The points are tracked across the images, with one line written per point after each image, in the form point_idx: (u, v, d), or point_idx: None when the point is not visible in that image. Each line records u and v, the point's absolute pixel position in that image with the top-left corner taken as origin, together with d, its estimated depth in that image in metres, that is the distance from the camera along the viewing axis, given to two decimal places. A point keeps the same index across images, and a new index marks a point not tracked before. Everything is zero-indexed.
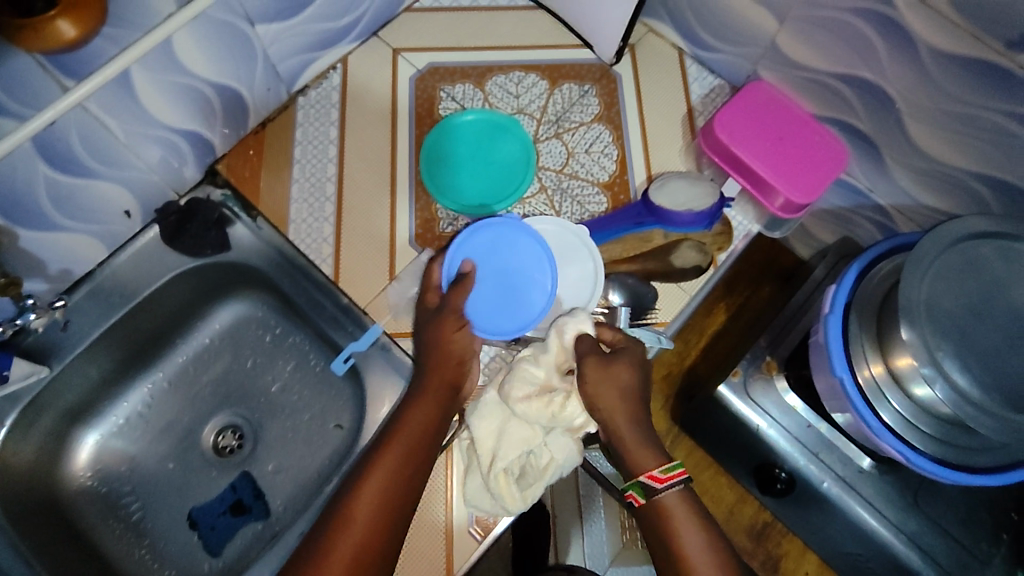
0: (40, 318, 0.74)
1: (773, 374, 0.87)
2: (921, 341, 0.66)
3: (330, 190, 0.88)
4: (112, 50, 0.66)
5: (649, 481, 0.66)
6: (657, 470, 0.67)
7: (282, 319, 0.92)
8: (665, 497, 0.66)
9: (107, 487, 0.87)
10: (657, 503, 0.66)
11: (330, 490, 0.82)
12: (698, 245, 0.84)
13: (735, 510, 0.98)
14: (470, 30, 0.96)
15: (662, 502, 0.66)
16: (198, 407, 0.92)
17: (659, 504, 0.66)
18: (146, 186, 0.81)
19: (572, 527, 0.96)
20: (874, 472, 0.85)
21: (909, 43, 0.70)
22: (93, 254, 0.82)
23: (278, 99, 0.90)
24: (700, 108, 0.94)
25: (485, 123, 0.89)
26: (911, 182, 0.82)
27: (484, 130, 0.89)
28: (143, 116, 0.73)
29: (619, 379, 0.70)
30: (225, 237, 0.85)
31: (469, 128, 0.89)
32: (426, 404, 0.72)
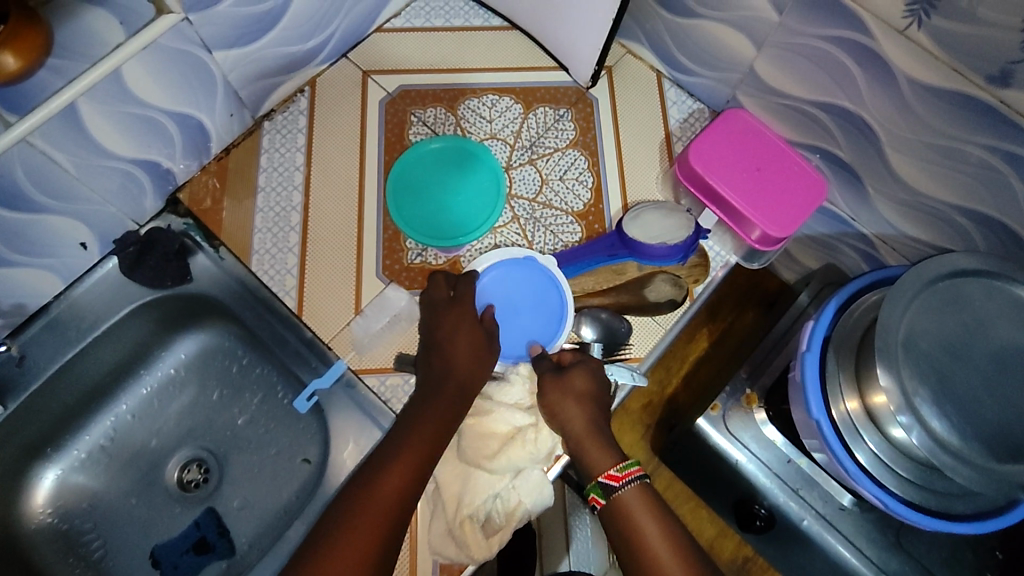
0: None
1: (753, 407, 0.85)
2: (898, 385, 0.63)
3: (296, 220, 0.86)
4: (59, 83, 0.64)
5: (607, 480, 0.62)
6: (614, 468, 0.62)
7: (248, 350, 0.89)
8: (624, 493, 0.61)
9: (68, 524, 0.84)
10: (615, 503, 0.61)
11: (294, 532, 0.79)
12: (673, 279, 0.82)
13: (716, 543, 0.95)
14: (443, 52, 0.94)
15: (621, 504, 0.60)
16: (162, 440, 0.89)
17: (617, 502, 0.61)
18: (103, 217, 0.79)
19: (557, 555, 0.84)
20: (856, 510, 0.82)
21: (888, 74, 0.68)
22: (50, 287, 0.80)
23: (242, 125, 0.87)
24: (679, 134, 0.91)
25: (463, 148, 0.87)
26: (895, 213, 0.80)
27: (464, 153, 0.87)
28: (94, 147, 0.71)
29: (573, 388, 0.68)
30: (187, 266, 0.83)
31: (447, 154, 0.87)
32: (417, 446, 0.64)
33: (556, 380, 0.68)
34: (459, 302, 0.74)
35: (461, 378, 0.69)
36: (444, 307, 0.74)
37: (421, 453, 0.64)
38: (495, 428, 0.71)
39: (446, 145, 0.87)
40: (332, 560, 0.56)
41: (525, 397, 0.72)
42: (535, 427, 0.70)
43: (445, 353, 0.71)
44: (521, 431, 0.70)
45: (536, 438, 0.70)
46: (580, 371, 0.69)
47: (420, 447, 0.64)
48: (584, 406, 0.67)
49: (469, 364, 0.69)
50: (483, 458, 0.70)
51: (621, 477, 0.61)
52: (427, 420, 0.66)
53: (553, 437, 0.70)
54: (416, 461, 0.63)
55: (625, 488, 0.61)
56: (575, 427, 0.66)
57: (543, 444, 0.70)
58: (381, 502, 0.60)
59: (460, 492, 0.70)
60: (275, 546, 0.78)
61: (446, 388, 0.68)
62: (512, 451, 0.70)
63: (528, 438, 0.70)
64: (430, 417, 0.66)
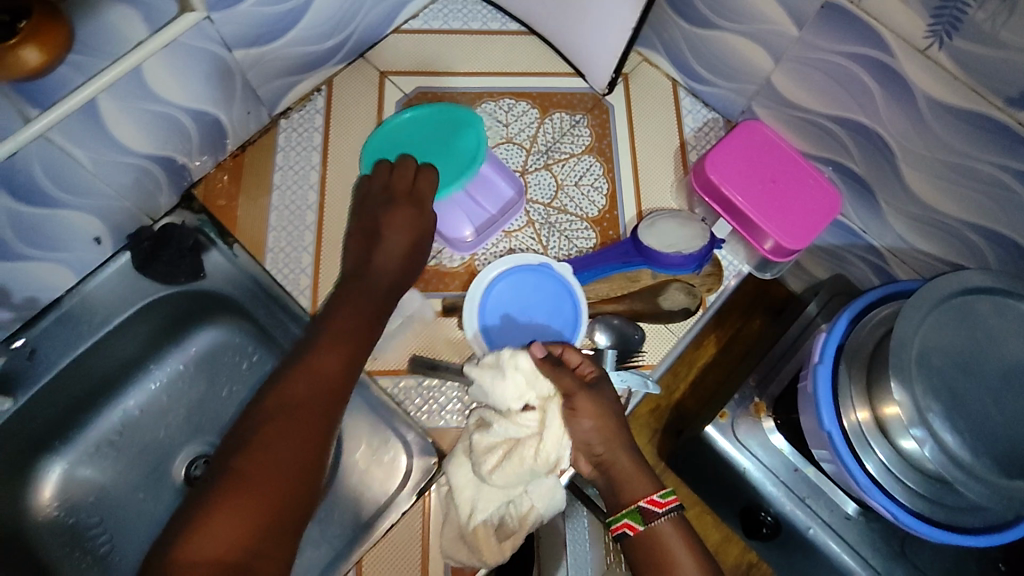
0: None
1: (760, 416, 0.87)
2: (910, 400, 0.64)
3: (311, 219, 0.86)
4: (80, 79, 0.64)
5: (648, 506, 0.63)
6: (656, 494, 0.64)
7: (260, 346, 0.89)
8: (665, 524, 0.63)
9: (74, 518, 0.85)
10: (654, 531, 0.62)
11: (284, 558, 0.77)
12: (687, 287, 0.83)
13: (721, 549, 0.96)
14: (460, 55, 0.94)
15: (657, 529, 0.62)
16: (169, 436, 0.89)
17: (656, 530, 0.62)
18: (118, 212, 0.79)
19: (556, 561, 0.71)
20: (860, 518, 0.83)
21: (906, 91, 0.68)
22: (63, 281, 0.80)
23: (259, 122, 0.87)
24: (694, 142, 0.92)
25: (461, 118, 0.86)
26: (906, 228, 0.81)
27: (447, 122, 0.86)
28: (111, 142, 0.70)
29: (607, 405, 0.67)
30: (200, 263, 0.82)
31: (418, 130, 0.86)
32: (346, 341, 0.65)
33: (593, 395, 0.67)
34: (399, 197, 0.73)
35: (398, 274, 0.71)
36: (380, 197, 0.74)
37: (351, 333, 0.66)
38: (494, 440, 0.69)
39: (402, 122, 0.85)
40: (269, 456, 0.57)
41: (523, 396, 0.68)
42: (536, 438, 0.68)
43: (373, 247, 0.71)
44: (520, 443, 0.68)
45: (538, 449, 0.67)
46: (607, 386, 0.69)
47: (349, 327, 0.67)
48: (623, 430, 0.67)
49: (393, 253, 0.71)
50: (487, 464, 0.69)
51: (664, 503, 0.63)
52: (355, 312, 0.67)
53: (555, 448, 0.67)
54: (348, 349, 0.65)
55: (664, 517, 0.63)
56: (617, 457, 0.66)
57: (547, 455, 0.67)
58: (319, 367, 0.63)
59: (472, 497, 0.71)
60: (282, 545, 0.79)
61: (380, 279, 0.70)
62: (512, 466, 0.67)
63: (525, 453, 0.67)
64: (359, 302, 0.68)
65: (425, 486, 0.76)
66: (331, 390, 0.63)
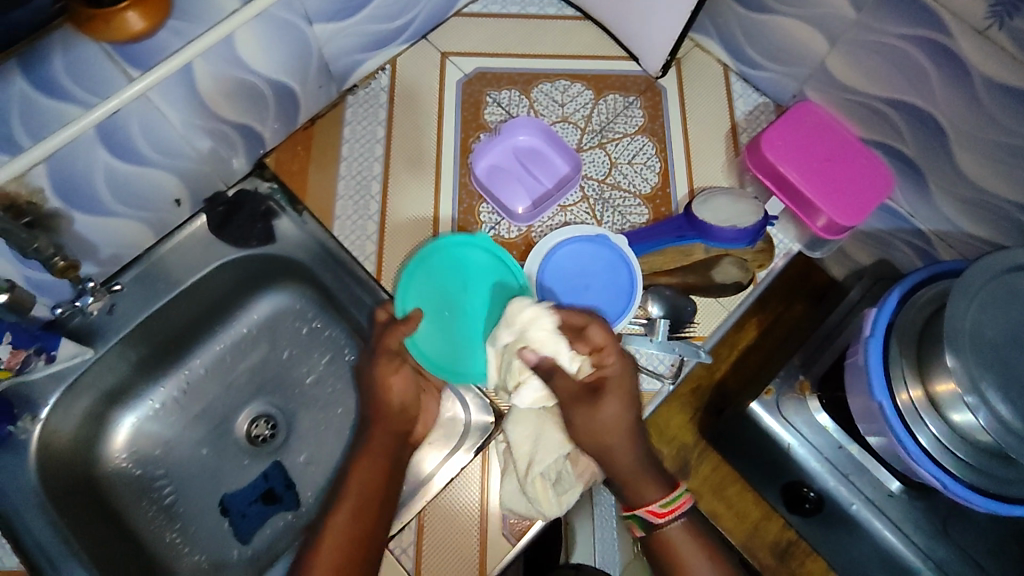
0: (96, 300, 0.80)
1: (806, 395, 0.85)
2: (964, 370, 0.63)
3: (376, 189, 0.90)
4: (176, 44, 0.67)
5: (648, 517, 0.65)
6: (659, 504, 0.65)
7: (320, 312, 0.93)
8: (672, 528, 0.65)
9: (142, 469, 0.89)
10: (657, 534, 0.65)
11: None
12: (739, 262, 0.87)
13: (759, 527, 0.92)
14: (518, 38, 0.97)
15: (663, 536, 0.65)
16: (233, 395, 0.93)
17: (661, 535, 0.65)
18: (196, 176, 0.83)
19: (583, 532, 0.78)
20: (904, 496, 0.83)
21: (963, 72, 0.69)
22: (143, 240, 0.84)
23: (328, 97, 0.91)
24: (744, 125, 0.95)
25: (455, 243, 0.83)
26: (956, 211, 0.80)
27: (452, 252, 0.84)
28: (195, 106, 0.74)
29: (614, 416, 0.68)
30: (271, 229, 0.87)
31: (425, 265, 0.83)
32: (376, 452, 0.73)
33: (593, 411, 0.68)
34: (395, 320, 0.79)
35: (395, 399, 0.76)
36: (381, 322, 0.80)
37: (378, 452, 0.73)
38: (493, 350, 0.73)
39: (422, 251, 0.83)
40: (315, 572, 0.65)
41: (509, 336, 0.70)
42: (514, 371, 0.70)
43: (371, 389, 0.77)
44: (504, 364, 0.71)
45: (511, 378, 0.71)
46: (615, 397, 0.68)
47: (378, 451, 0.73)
48: (626, 440, 0.68)
49: (398, 367, 0.77)
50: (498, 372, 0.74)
51: (663, 515, 0.64)
52: (377, 435, 0.75)
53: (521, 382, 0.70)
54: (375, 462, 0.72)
55: (672, 524, 0.65)
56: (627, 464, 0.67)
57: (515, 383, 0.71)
58: (366, 466, 0.72)
59: (530, 452, 0.74)
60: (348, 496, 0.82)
61: (390, 402, 0.76)
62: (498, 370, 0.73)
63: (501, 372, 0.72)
64: (383, 424, 0.75)
65: (484, 441, 0.80)
66: (359, 517, 0.69)
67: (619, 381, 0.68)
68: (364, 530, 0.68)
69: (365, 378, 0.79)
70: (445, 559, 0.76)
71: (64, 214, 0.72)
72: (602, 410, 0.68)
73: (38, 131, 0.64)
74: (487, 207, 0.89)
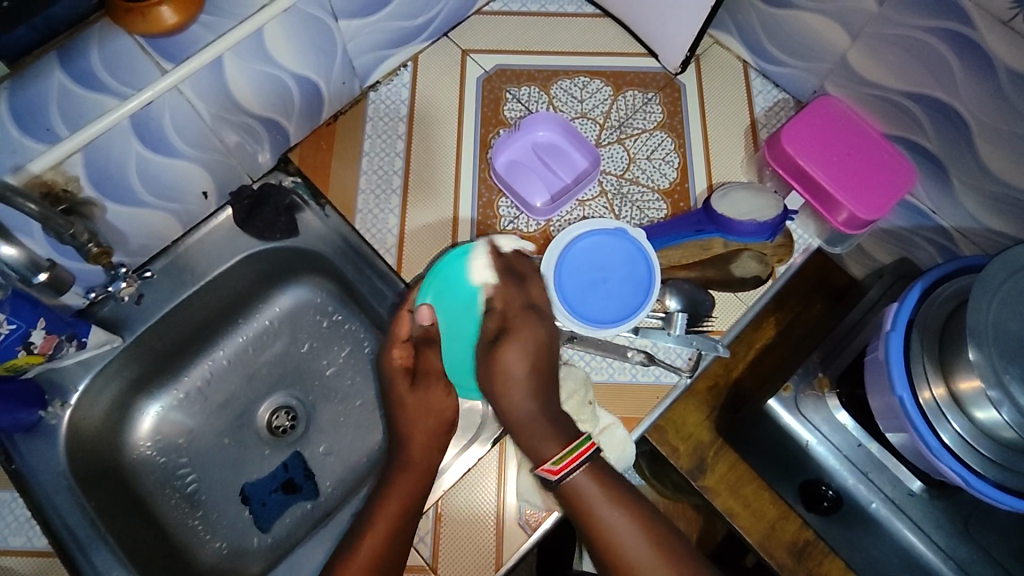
0: (128, 286, 0.80)
1: (825, 392, 0.83)
2: (987, 364, 0.61)
3: (397, 182, 0.91)
4: (208, 38, 0.70)
5: (546, 474, 0.65)
6: (552, 460, 0.65)
7: (341, 306, 0.94)
8: (576, 475, 0.64)
9: (165, 457, 0.90)
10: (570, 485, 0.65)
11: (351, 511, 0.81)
12: (758, 256, 0.88)
13: (776, 526, 0.92)
14: (538, 35, 0.98)
15: (574, 489, 0.64)
16: (255, 386, 0.95)
17: (571, 485, 0.64)
18: (224, 169, 0.86)
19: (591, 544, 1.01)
20: (924, 495, 0.81)
21: (987, 63, 0.68)
22: (170, 232, 0.86)
23: (351, 94, 0.93)
24: (764, 121, 0.95)
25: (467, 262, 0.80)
26: (979, 206, 0.79)
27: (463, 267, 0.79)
28: (222, 99, 0.76)
29: (525, 345, 0.71)
30: (295, 223, 0.89)
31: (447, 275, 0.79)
32: (405, 475, 0.72)
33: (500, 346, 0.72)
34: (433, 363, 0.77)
35: (443, 415, 0.75)
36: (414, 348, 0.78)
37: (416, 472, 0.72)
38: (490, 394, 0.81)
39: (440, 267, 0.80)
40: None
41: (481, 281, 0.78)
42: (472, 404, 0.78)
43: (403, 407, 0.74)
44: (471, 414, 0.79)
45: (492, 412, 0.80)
46: (527, 329, 0.72)
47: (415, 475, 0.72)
48: (527, 383, 0.69)
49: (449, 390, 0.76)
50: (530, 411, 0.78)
51: (558, 471, 0.64)
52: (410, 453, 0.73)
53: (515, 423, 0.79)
54: (412, 482, 0.71)
55: (575, 474, 0.64)
56: (527, 412, 0.68)
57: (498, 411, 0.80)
58: (401, 491, 0.71)
59: None
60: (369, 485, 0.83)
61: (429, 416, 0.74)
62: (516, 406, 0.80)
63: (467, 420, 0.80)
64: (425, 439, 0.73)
65: (500, 434, 0.80)
66: (390, 541, 0.68)
67: (522, 331, 0.72)
68: (387, 552, 0.68)
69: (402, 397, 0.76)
70: (462, 549, 0.76)
71: (98, 203, 0.74)
72: (502, 354, 0.71)
73: (74, 120, 0.67)
74: (506, 201, 0.90)
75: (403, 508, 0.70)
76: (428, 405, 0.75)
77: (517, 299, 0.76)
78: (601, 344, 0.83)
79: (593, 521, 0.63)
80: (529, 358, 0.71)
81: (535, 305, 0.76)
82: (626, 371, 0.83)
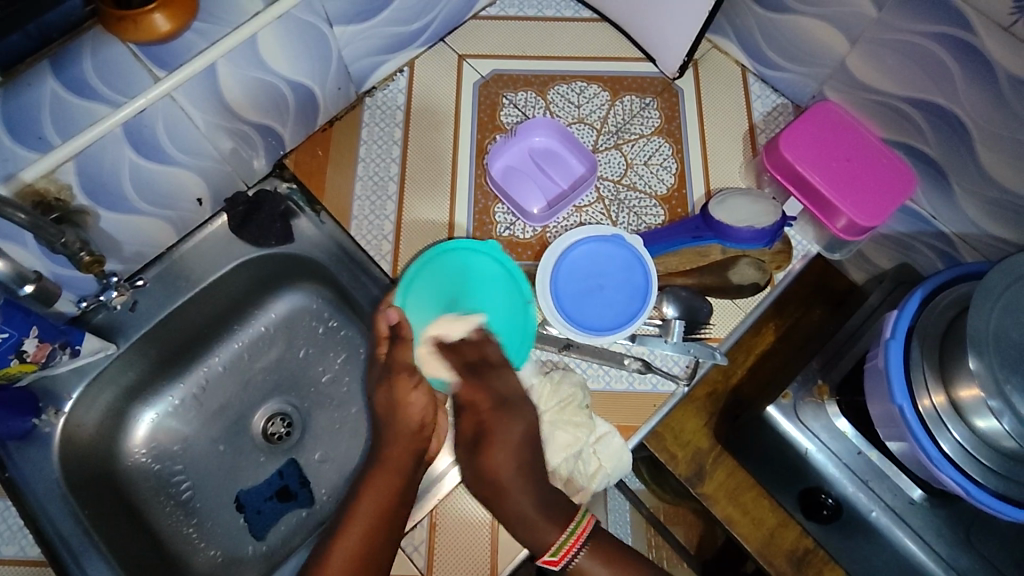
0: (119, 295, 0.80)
1: (825, 400, 0.81)
2: (988, 374, 0.59)
3: (393, 188, 0.91)
4: (201, 45, 0.69)
5: (547, 565, 0.68)
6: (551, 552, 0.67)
7: (336, 312, 0.94)
8: (578, 560, 0.68)
9: (160, 464, 0.90)
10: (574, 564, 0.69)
11: None
12: (757, 262, 0.87)
13: (776, 533, 0.91)
14: (535, 40, 0.98)
15: (577, 568, 0.68)
16: (251, 392, 0.94)
17: (575, 568, 0.68)
18: (219, 175, 0.85)
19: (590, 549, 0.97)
20: (925, 504, 0.80)
21: (987, 69, 0.68)
22: (164, 239, 0.86)
23: (347, 99, 0.93)
24: (762, 126, 0.94)
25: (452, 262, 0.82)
26: (979, 212, 0.78)
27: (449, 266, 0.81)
28: (214, 105, 0.75)
29: (507, 443, 0.68)
30: (290, 229, 0.89)
31: (426, 279, 0.81)
32: (393, 477, 0.69)
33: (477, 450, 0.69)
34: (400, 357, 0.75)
35: (413, 413, 0.72)
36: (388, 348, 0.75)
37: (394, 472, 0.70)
38: None
39: (423, 269, 0.81)
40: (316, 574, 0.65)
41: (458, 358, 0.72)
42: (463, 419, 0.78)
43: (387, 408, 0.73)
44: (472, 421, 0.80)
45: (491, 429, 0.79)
46: (514, 424, 0.69)
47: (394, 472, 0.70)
48: (516, 481, 0.67)
49: (415, 385, 0.72)
50: None
51: (558, 561, 0.67)
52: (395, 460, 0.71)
53: None
54: (395, 483, 0.69)
55: (576, 558, 0.68)
56: (521, 512, 0.67)
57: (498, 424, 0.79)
58: (384, 492, 0.69)
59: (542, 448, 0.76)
60: None
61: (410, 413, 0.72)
62: None
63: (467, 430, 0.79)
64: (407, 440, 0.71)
65: None
66: (375, 539, 0.66)
67: (501, 434, 0.69)
68: (366, 555, 0.65)
69: (379, 395, 0.75)
70: (458, 557, 0.75)
71: (90, 210, 0.74)
72: (487, 462, 0.68)
73: (67, 128, 0.66)
74: (502, 207, 0.90)
75: (389, 505, 0.68)
76: (401, 402, 0.72)
77: (489, 396, 0.70)
78: (598, 351, 0.82)
79: None
80: (514, 458, 0.68)
81: (508, 400, 0.71)
82: (623, 379, 0.82)
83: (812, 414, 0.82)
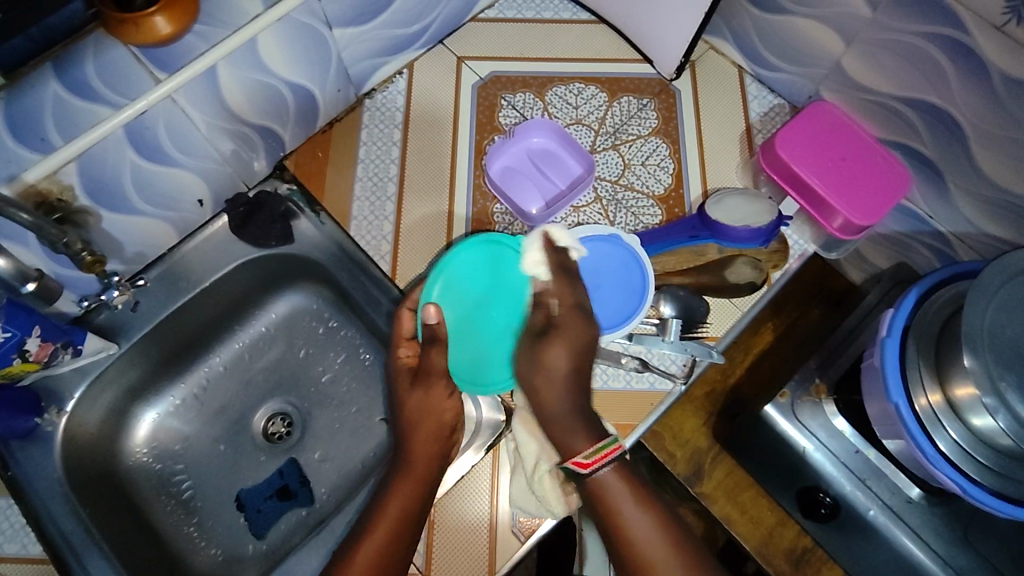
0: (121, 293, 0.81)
1: (822, 398, 0.81)
2: (983, 370, 0.60)
3: (392, 189, 0.92)
4: (202, 47, 0.70)
5: (575, 467, 0.64)
6: (584, 453, 0.64)
7: (337, 313, 0.95)
8: (603, 472, 0.64)
9: (161, 464, 0.90)
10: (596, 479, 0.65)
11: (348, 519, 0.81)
12: (753, 262, 0.88)
13: (775, 532, 0.88)
14: (533, 42, 0.98)
15: (598, 481, 0.65)
16: (251, 392, 0.95)
17: (598, 479, 0.65)
18: (220, 177, 0.86)
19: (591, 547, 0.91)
20: (923, 503, 0.80)
21: (981, 69, 0.68)
22: (165, 240, 0.87)
23: (347, 101, 0.94)
24: (759, 127, 0.95)
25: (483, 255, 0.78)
26: (976, 211, 0.78)
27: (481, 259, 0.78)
28: (215, 107, 0.76)
29: (574, 335, 0.68)
30: (289, 230, 0.89)
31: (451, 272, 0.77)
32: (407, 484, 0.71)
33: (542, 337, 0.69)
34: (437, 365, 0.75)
35: (443, 417, 0.75)
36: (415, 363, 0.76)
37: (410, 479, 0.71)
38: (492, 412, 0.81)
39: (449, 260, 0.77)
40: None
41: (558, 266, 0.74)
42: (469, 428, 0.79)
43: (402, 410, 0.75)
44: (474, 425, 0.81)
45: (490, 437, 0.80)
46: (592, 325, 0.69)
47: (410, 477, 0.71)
48: (568, 379, 0.67)
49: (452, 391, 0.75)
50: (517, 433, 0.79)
51: (587, 466, 0.64)
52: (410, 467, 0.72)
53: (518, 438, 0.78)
54: (410, 489, 0.71)
55: (604, 469, 0.65)
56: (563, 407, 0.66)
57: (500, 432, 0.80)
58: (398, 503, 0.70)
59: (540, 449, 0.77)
60: (359, 496, 0.83)
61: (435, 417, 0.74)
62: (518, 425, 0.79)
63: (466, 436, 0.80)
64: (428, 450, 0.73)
65: (494, 440, 0.80)
66: (387, 545, 0.68)
67: (568, 329, 0.68)
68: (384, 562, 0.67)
69: (408, 401, 0.75)
70: (457, 555, 0.76)
71: (92, 211, 0.75)
72: (547, 350, 0.67)
73: (70, 131, 0.67)
74: (501, 208, 0.90)
75: (407, 507, 0.70)
76: (433, 405, 0.75)
77: (569, 297, 0.71)
78: None
79: (620, 524, 0.64)
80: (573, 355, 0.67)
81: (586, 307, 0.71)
82: (620, 378, 0.82)
83: (812, 407, 0.83)
